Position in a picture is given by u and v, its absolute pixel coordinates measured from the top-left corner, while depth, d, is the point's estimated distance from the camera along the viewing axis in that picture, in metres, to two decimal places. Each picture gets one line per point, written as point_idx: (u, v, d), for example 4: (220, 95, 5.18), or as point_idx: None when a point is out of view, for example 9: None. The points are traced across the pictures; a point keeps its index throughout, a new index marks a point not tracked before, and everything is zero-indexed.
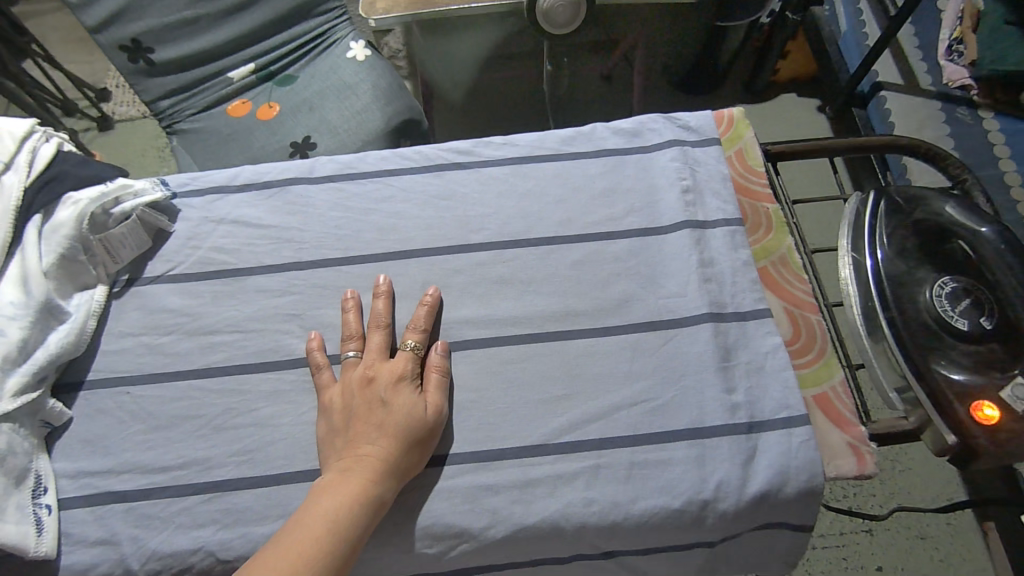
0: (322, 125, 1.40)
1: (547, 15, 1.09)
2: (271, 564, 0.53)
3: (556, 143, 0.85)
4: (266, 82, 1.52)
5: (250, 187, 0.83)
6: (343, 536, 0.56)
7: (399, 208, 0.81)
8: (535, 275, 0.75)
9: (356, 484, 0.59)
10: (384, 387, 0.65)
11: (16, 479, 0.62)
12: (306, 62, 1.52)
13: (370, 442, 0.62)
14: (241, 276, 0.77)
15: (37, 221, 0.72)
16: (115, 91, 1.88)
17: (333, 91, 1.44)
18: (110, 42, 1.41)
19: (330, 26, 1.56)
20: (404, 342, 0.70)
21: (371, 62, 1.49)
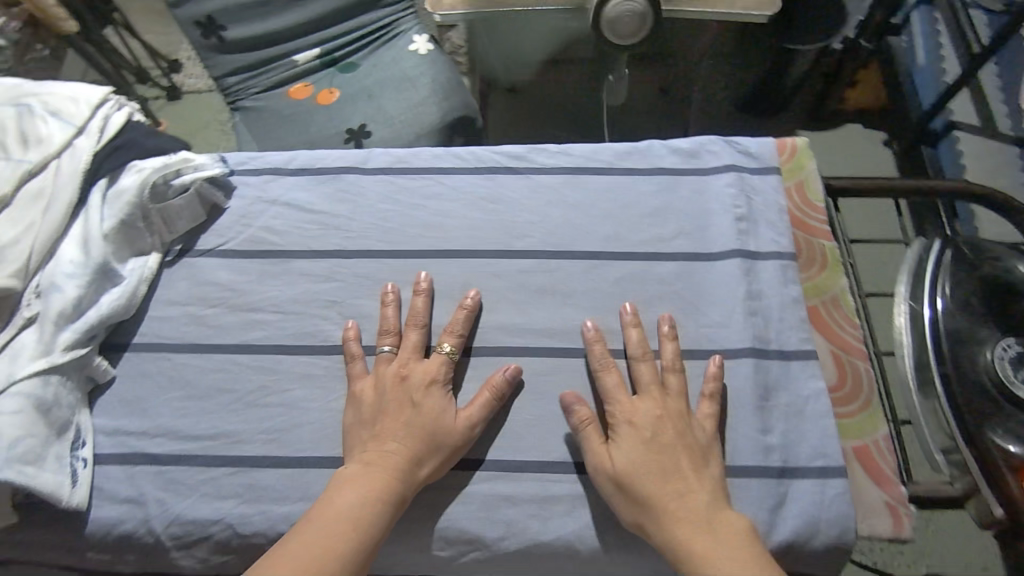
0: (379, 114, 1.42)
1: (613, 24, 1.08)
2: (297, 553, 0.54)
3: (611, 157, 0.84)
4: (329, 67, 1.55)
5: (305, 172, 0.85)
6: (366, 534, 0.57)
7: (447, 207, 0.81)
8: (576, 288, 0.75)
9: (377, 479, 0.60)
10: (416, 387, 0.65)
11: (59, 430, 0.64)
12: (370, 51, 1.54)
13: (397, 440, 0.62)
14: (288, 257, 0.78)
15: (102, 186, 0.75)
16: (187, 63, 1.95)
17: (392, 82, 1.46)
18: (186, 17, 1.50)
19: (396, 18, 1.58)
20: (440, 343, 0.70)
21: (433, 56, 1.50)
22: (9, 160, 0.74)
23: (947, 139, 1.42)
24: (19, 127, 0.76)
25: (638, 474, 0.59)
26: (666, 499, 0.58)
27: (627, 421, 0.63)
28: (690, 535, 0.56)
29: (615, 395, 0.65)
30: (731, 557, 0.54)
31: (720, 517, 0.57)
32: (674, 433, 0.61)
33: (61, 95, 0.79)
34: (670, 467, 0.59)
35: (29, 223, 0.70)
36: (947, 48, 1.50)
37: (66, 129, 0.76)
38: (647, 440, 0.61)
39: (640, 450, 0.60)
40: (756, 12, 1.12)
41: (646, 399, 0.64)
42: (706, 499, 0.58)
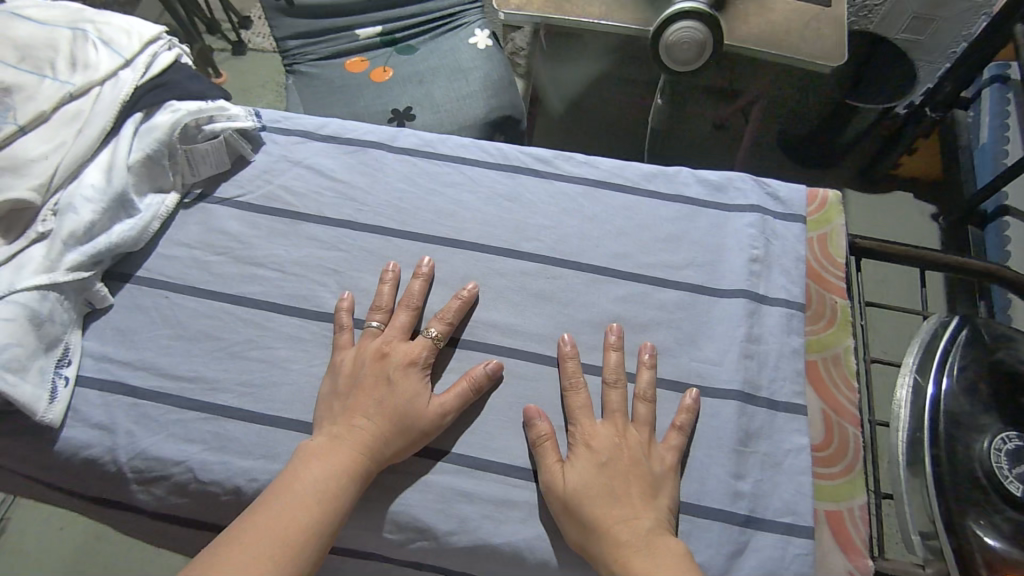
0: (426, 100, 1.47)
1: (670, 49, 1.07)
2: (262, 525, 0.55)
3: (635, 176, 0.83)
4: (388, 46, 1.61)
5: (333, 140, 0.86)
6: (329, 506, 0.57)
7: (464, 197, 0.81)
8: (575, 299, 0.74)
9: (339, 455, 0.60)
10: (394, 365, 0.65)
11: (48, 345, 0.66)
12: (429, 37, 1.59)
13: (366, 415, 0.63)
14: (300, 219, 0.79)
15: (136, 119, 0.78)
16: (257, 22, 2.01)
17: (446, 71, 1.50)
18: None
19: (460, 10, 1.63)
20: (428, 328, 0.70)
21: (490, 52, 1.54)
22: (53, 80, 0.76)
23: (997, 222, 1.42)
24: (70, 50, 0.79)
25: (586, 495, 0.59)
26: (612, 523, 0.57)
27: (584, 441, 0.62)
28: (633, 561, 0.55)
29: (579, 414, 0.65)
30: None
31: (664, 544, 0.56)
32: (630, 459, 0.61)
33: (115, 27, 0.82)
34: (620, 492, 0.59)
35: (59, 142, 0.72)
36: (1014, 128, 1.44)
37: (114, 60, 0.79)
38: (601, 464, 0.60)
39: (593, 471, 0.60)
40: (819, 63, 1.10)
41: (607, 424, 0.64)
42: (653, 526, 0.57)
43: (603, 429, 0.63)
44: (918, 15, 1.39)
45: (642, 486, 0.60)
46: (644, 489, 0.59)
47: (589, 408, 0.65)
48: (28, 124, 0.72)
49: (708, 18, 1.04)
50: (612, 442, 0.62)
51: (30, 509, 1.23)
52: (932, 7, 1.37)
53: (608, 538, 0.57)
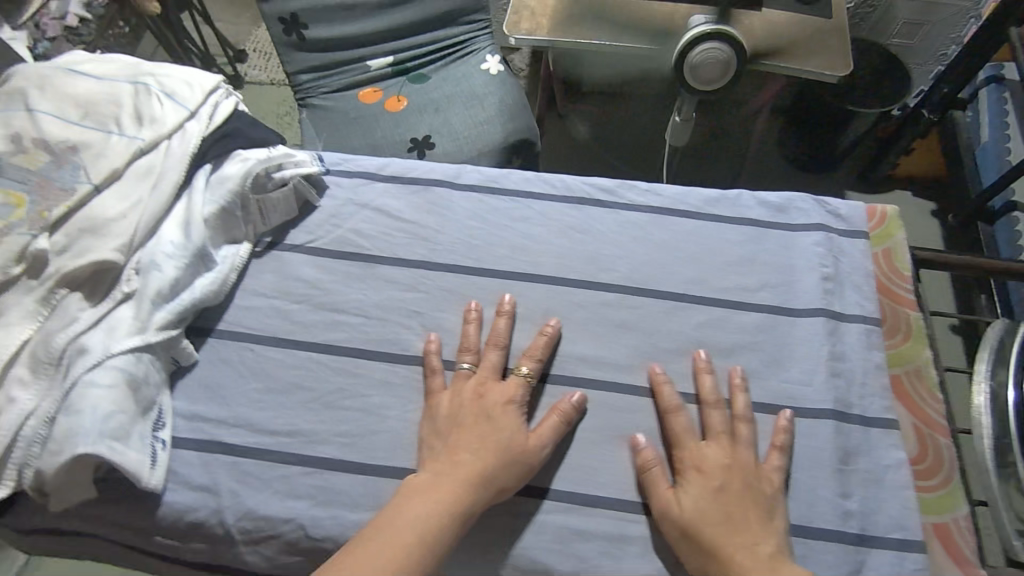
0: (445, 127, 1.54)
1: (696, 69, 1.08)
2: (372, 556, 0.54)
3: (699, 202, 0.84)
4: (400, 75, 1.69)
5: (396, 180, 0.87)
6: (440, 545, 0.57)
7: (533, 231, 0.82)
8: (658, 328, 0.75)
9: (449, 490, 0.60)
10: (493, 399, 0.66)
11: (144, 409, 0.64)
12: (441, 65, 1.67)
13: (470, 451, 0.62)
14: (374, 262, 0.80)
15: (206, 170, 0.78)
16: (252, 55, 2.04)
17: (462, 99, 1.58)
18: (272, 12, 1.63)
19: (471, 36, 1.70)
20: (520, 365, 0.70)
21: (501, 77, 1.63)
22: (121, 136, 0.77)
23: (1006, 218, 1.46)
24: (134, 104, 0.79)
25: (701, 518, 0.59)
26: (730, 547, 0.58)
27: (692, 470, 0.63)
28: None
29: (682, 439, 0.65)
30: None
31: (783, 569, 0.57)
32: (737, 484, 0.61)
33: (176, 78, 0.82)
34: (729, 519, 0.59)
35: (136, 200, 0.72)
36: (1014, 126, 1.48)
37: (179, 112, 0.79)
38: (712, 487, 0.61)
39: (705, 495, 0.61)
40: (826, 74, 1.14)
41: (711, 446, 0.64)
42: (771, 550, 0.58)
43: (709, 453, 0.63)
44: (910, 21, 1.49)
45: (755, 509, 0.60)
46: (757, 512, 0.60)
47: (687, 435, 0.65)
48: (102, 183, 0.72)
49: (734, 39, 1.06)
50: (720, 465, 0.62)
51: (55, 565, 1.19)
52: (922, 12, 1.47)
53: (727, 562, 0.57)
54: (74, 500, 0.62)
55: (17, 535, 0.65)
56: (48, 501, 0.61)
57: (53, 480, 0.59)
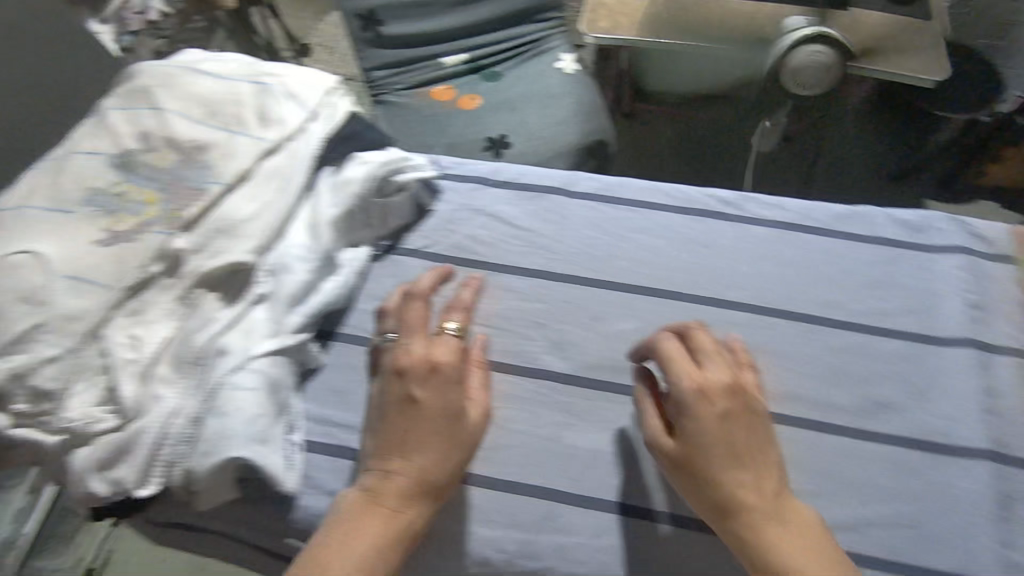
0: (521, 127, 1.51)
1: (797, 73, 1.06)
2: (352, 543, 0.57)
3: (829, 218, 0.81)
4: (473, 74, 1.65)
5: (510, 185, 0.85)
6: (409, 515, 0.60)
7: (655, 244, 0.81)
8: (793, 352, 0.72)
9: (394, 497, 0.59)
10: (417, 382, 0.62)
11: (281, 410, 0.66)
12: (515, 64, 1.65)
13: (406, 431, 0.61)
14: (494, 271, 0.80)
15: (328, 173, 0.77)
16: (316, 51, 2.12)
17: (537, 98, 1.55)
18: (351, 9, 1.64)
19: (544, 36, 1.69)
20: (445, 322, 0.69)
21: (576, 76, 1.60)
22: (246, 135, 0.76)
23: None
24: (257, 104, 0.78)
25: (704, 453, 0.59)
26: (734, 483, 0.58)
27: (694, 392, 0.61)
28: (752, 539, 0.57)
29: (678, 362, 0.63)
30: (800, 554, 0.56)
31: (787, 509, 0.58)
32: (736, 426, 0.60)
33: (296, 79, 0.80)
34: (726, 453, 0.59)
35: (266, 201, 0.72)
36: None
37: (300, 113, 0.78)
38: (713, 421, 0.60)
39: (711, 426, 0.59)
40: (928, 76, 1.07)
41: (713, 368, 0.62)
42: (776, 487, 0.59)
43: (710, 378, 0.61)
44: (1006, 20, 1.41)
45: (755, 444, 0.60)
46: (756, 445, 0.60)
47: (687, 362, 0.63)
48: (232, 183, 0.73)
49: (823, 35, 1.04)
50: (722, 396, 0.61)
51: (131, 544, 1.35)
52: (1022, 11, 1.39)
53: (732, 504, 0.58)
54: (222, 499, 0.64)
55: (155, 527, 0.68)
56: (194, 499, 0.64)
57: (204, 479, 0.61)
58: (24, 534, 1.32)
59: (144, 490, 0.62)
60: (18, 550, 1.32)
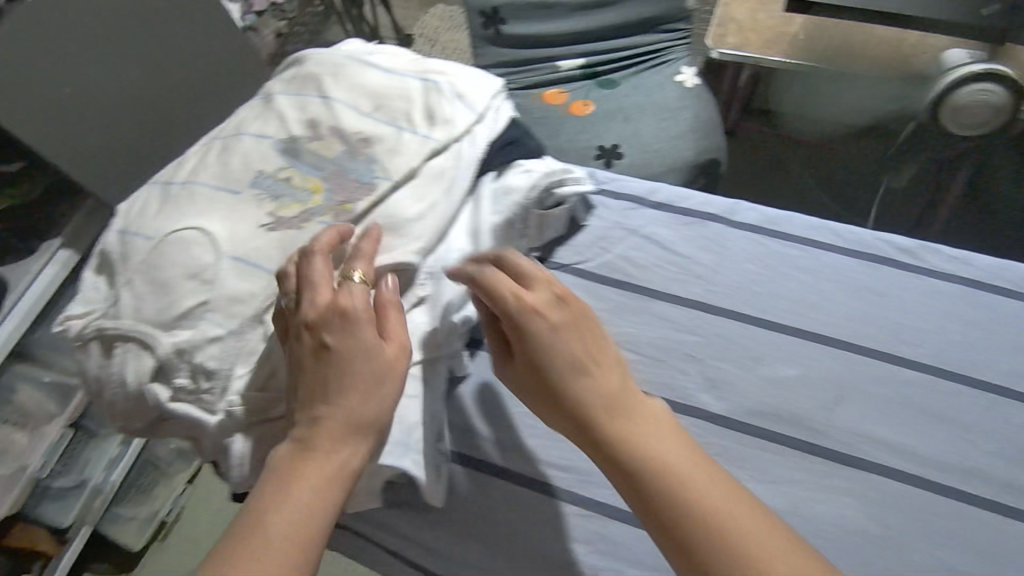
0: (634, 139, 1.42)
1: (956, 112, 1.01)
2: (300, 491, 0.56)
3: (1014, 280, 0.77)
4: (588, 80, 1.55)
5: (668, 208, 0.83)
6: (342, 454, 0.58)
7: (821, 286, 0.78)
8: (976, 424, 0.69)
9: (324, 441, 0.58)
10: (329, 329, 0.61)
11: (435, 422, 0.68)
12: (633, 72, 1.54)
13: (316, 376, 0.60)
14: (647, 296, 0.78)
15: (490, 178, 0.77)
16: (418, 41, 2.15)
17: (653, 110, 1.45)
18: (475, 6, 1.57)
19: (665, 46, 1.57)
20: (351, 270, 0.65)
21: (697, 91, 1.49)
22: (413, 133, 0.74)
23: None
24: (424, 101, 0.76)
25: (611, 419, 0.59)
26: (642, 441, 0.58)
27: (558, 343, 0.61)
28: (622, 448, 0.58)
29: (536, 314, 0.62)
30: (722, 492, 0.55)
31: (636, 410, 0.60)
32: (572, 335, 0.61)
33: (463, 80, 0.80)
34: (568, 366, 0.61)
35: (432, 202, 0.71)
36: None
37: (468, 114, 0.77)
38: (586, 377, 0.61)
39: (597, 388, 0.61)
40: None
41: (564, 315, 0.63)
42: (670, 441, 0.59)
43: (567, 327, 0.62)
44: None
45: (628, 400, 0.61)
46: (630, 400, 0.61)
47: (513, 281, 0.64)
48: (400, 181, 0.72)
49: (994, 74, 0.96)
50: (578, 350, 0.61)
51: (200, 503, 1.47)
52: None
53: (648, 468, 0.57)
54: (360, 507, 0.65)
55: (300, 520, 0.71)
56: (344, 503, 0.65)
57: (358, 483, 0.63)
58: (111, 481, 1.35)
59: None
60: (105, 495, 1.34)
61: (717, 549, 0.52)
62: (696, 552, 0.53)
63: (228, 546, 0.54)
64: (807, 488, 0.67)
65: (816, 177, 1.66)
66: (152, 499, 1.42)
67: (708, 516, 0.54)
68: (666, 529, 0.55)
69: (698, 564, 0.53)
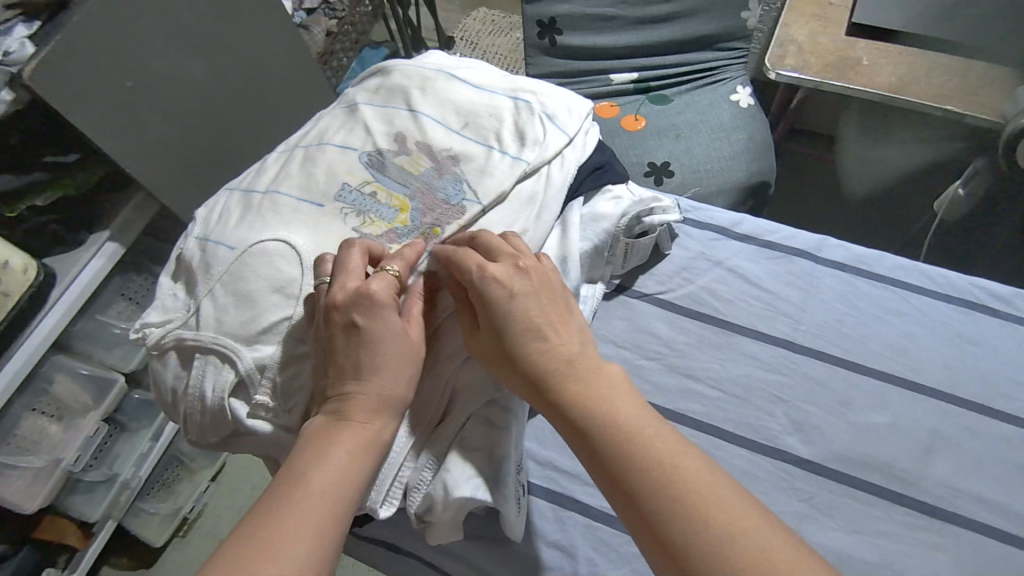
0: (686, 155, 1.32)
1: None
2: (334, 457, 0.54)
3: None
4: (640, 95, 1.46)
5: (751, 240, 0.82)
6: (372, 424, 0.57)
7: (913, 330, 0.75)
8: None
9: (361, 412, 0.56)
10: (358, 311, 0.57)
11: (519, 456, 0.67)
12: (687, 90, 1.44)
13: (345, 357, 0.57)
14: (731, 330, 0.76)
15: (579, 204, 0.75)
16: (460, 43, 2.13)
17: (707, 128, 1.35)
18: (532, 15, 1.48)
19: (723, 65, 1.46)
20: (386, 263, 0.62)
21: (753, 113, 1.38)
22: (504, 154, 0.73)
23: None
24: (515, 121, 0.75)
25: (585, 401, 0.55)
26: (623, 419, 0.54)
27: (516, 308, 0.58)
28: (595, 426, 0.53)
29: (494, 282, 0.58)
30: (709, 471, 0.50)
31: (597, 380, 0.56)
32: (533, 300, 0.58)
33: (555, 102, 0.78)
34: (524, 332, 0.57)
35: (522, 228, 0.70)
36: None
37: (559, 136, 0.75)
38: (548, 352, 0.57)
39: (560, 364, 0.57)
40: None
41: (524, 279, 0.59)
42: (646, 419, 0.54)
43: (524, 290, 0.59)
44: None
45: (595, 377, 0.57)
46: (597, 377, 0.57)
47: (480, 258, 0.61)
48: (490, 203, 0.70)
49: None
50: (533, 316, 0.58)
51: (223, 499, 1.46)
52: None
53: (628, 450, 0.52)
54: (444, 538, 0.67)
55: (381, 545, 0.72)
56: (427, 531, 0.66)
57: (445, 514, 0.63)
58: (139, 477, 1.30)
59: (384, 509, 0.62)
60: (132, 490, 1.30)
61: (692, 531, 0.47)
62: (677, 540, 0.47)
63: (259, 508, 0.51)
64: (898, 541, 0.63)
65: (870, 204, 1.58)
66: (175, 495, 1.39)
67: (677, 492, 0.48)
68: (633, 508, 0.50)
69: (671, 546, 0.47)
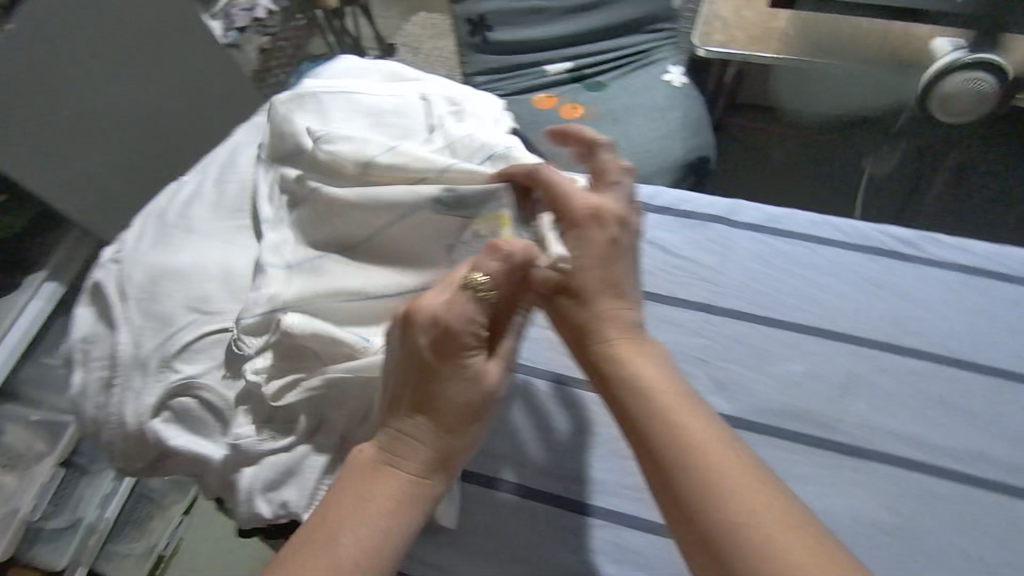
0: (621, 136, 1.33)
1: (945, 102, 0.92)
2: (368, 509, 0.52)
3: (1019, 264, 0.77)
4: (577, 83, 1.45)
5: (669, 212, 0.84)
6: (418, 476, 0.54)
7: (826, 281, 0.77)
8: (985, 409, 0.68)
9: (409, 460, 0.54)
10: (445, 333, 0.53)
11: None
12: (621, 75, 1.44)
13: (420, 381, 0.54)
14: (651, 300, 0.77)
15: None
16: (400, 50, 2.13)
17: (642, 108, 1.36)
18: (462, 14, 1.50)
19: (652, 46, 1.48)
20: (474, 268, 0.54)
21: (686, 91, 1.41)
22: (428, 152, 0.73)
23: None
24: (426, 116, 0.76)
25: (654, 392, 0.54)
26: (687, 420, 0.51)
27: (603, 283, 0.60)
28: (659, 418, 0.52)
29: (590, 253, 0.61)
30: (757, 487, 0.47)
31: (659, 375, 0.55)
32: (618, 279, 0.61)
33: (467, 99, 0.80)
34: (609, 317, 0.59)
35: None
36: None
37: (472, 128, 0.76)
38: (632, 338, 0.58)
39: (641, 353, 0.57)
40: None
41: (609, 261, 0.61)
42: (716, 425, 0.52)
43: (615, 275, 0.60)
44: None
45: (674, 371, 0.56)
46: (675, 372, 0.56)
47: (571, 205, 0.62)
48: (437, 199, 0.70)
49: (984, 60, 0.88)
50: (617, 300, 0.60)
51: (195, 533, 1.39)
52: None
53: (691, 446, 0.50)
54: None
55: None
56: None
57: None
58: (105, 518, 1.24)
59: None
60: (100, 533, 1.24)
61: (733, 539, 0.45)
62: (721, 544, 0.45)
63: (292, 548, 0.50)
64: (817, 482, 0.65)
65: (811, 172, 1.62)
66: (149, 533, 1.31)
67: (724, 499, 0.46)
68: (683, 510, 0.48)
69: (716, 552, 0.45)
